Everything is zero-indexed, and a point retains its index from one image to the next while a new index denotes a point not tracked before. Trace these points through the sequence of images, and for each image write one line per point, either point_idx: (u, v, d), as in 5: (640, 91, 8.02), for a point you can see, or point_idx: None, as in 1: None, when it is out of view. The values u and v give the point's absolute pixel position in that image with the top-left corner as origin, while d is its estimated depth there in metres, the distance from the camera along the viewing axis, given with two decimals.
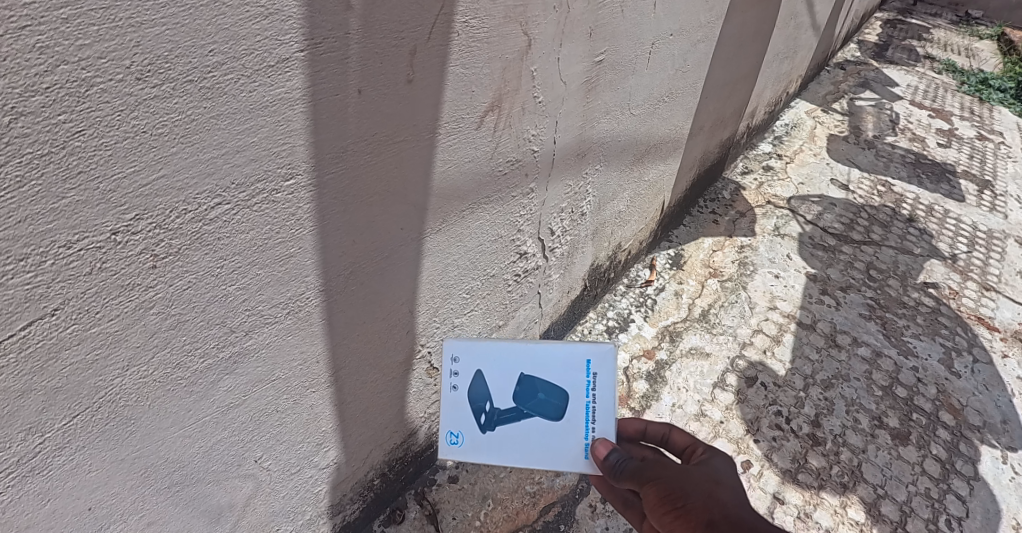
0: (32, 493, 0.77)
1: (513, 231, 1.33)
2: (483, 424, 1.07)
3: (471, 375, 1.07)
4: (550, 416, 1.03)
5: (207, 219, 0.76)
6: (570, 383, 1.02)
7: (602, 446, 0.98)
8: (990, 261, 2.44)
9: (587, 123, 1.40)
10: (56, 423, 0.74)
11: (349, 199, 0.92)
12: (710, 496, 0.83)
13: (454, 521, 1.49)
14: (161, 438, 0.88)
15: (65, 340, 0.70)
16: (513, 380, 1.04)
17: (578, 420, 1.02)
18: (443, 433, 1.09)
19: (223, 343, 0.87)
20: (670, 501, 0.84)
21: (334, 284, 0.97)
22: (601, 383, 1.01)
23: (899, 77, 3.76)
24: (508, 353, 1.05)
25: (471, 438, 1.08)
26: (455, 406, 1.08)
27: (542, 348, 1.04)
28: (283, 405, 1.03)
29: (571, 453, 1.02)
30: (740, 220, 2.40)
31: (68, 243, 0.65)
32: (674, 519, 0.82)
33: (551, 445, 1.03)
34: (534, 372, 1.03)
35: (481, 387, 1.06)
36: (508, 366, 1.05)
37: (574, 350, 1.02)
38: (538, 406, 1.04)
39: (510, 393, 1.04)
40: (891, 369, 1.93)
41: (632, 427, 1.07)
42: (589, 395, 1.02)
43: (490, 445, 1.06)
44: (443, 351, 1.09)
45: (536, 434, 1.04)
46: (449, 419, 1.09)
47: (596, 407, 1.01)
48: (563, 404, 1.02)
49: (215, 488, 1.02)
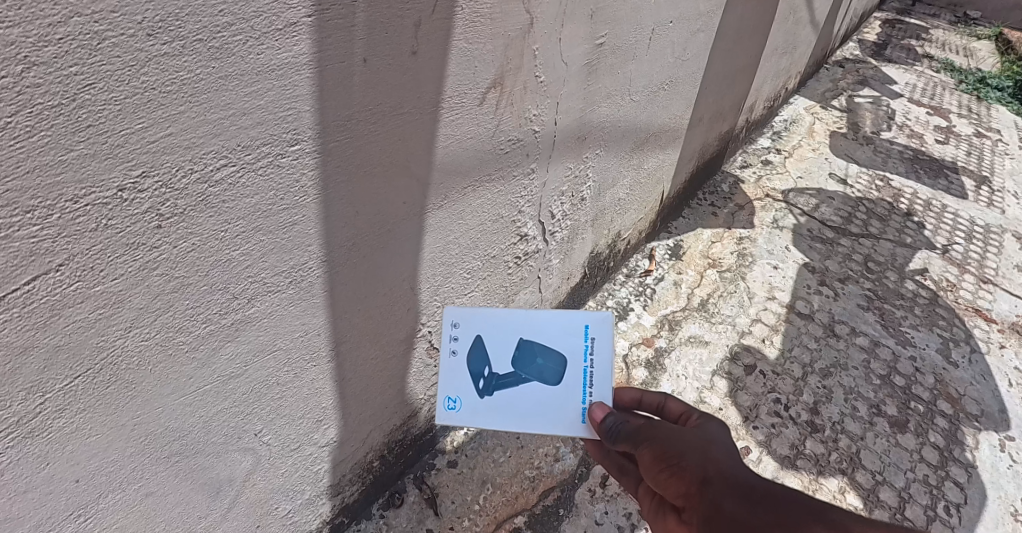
0: (32, 456, 0.76)
1: (513, 212, 1.35)
2: (481, 389, 1.08)
3: (471, 341, 1.10)
4: (547, 380, 1.05)
5: (213, 181, 0.77)
6: (568, 348, 1.05)
7: (599, 409, 0.99)
8: (987, 255, 2.45)
9: (588, 106, 1.41)
10: (57, 384, 0.74)
11: (353, 170, 0.93)
12: (705, 455, 0.81)
13: (453, 505, 1.48)
14: (162, 405, 0.88)
15: (69, 298, 0.71)
16: (512, 345, 1.07)
17: (576, 384, 1.04)
18: (440, 399, 1.09)
19: (225, 310, 0.88)
20: (664, 460, 0.82)
21: (336, 255, 0.98)
22: (599, 348, 1.04)
23: (897, 75, 3.79)
24: (508, 319, 1.08)
25: (469, 405, 1.08)
26: (454, 372, 1.09)
27: (541, 314, 1.08)
28: (284, 378, 1.04)
29: (568, 418, 1.03)
30: (739, 212, 2.42)
31: (75, 197, 0.66)
32: (669, 478, 0.81)
33: (548, 410, 1.04)
34: (533, 337, 1.07)
35: (480, 352, 1.08)
36: (508, 332, 1.08)
37: (573, 316, 1.07)
38: (536, 371, 1.06)
39: (508, 358, 1.07)
40: (889, 359, 1.94)
41: (627, 396, 1.05)
42: (587, 360, 1.04)
43: (486, 411, 1.06)
44: (443, 318, 1.12)
45: (534, 399, 1.05)
46: (447, 385, 1.09)
47: (593, 372, 1.04)
48: (561, 368, 1.04)
49: (216, 461, 1.02)
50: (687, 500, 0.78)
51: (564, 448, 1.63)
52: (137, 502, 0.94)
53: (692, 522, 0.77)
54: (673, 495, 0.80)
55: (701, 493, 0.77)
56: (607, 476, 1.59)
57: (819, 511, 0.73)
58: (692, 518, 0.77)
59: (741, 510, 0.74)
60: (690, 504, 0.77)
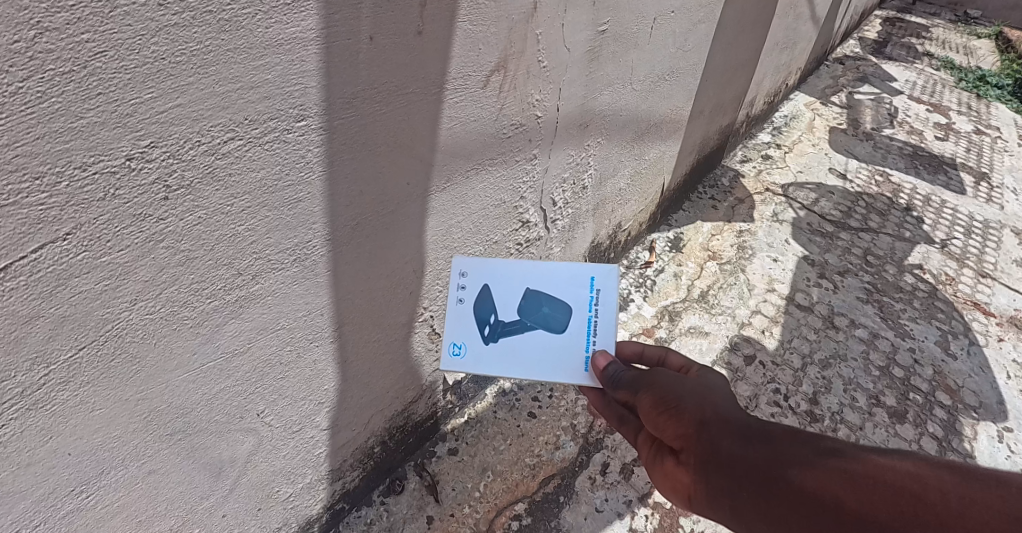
0: (35, 429, 0.76)
1: (515, 198, 1.37)
2: (487, 336, 1.12)
3: (479, 291, 1.15)
4: (553, 327, 1.11)
5: (220, 154, 0.77)
6: (574, 298, 1.13)
7: (602, 356, 1.04)
8: (986, 249, 2.47)
9: (590, 93, 1.42)
10: (62, 355, 0.74)
11: (357, 149, 0.94)
12: (703, 399, 0.86)
13: (454, 492, 1.49)
14: (165, 381, 0.88)
15: (75, 268, 0.71)
16: (520, 294, 1.14)
17: (581, 333, 1.10)
18: (445, 347, 1.13)
19: (230, 286, 0.88)
20: (664, 404, 0.87)
21: (340, 234, 0.99)
22: (604, 297, 1.12)
23: (897, 73, 3.80)
24: (516, 272, 1.17)
25: (473, 351, 1.12)
26: (460, 320, 1.14)
27: (548, 268, 1.17)
28: (286, 358, 1.04)
29: (572, 363, 1.08)
30: (739, 206, 2.43)
31: (84, 165, 0.66)
32: (667, 420, 0.86)
33: (553, 356, 1.09)
34: (541, 287, 1.15)
35: (488, 299, 1.14)
36: (516, 283, 1.16)
37: (579, 270, 1.16)
38: (542, 319, 1.12)
39: (516, 306, 1.13)
40: (888, 350, 1.95)
41: (629, 349, 1.11)
42: (592, 309, 1.12)
43: (492, 357, 1.10)
44: (453, 268, 1.18)
45: (539, 346, 1.11)
46: (453, 333, 1.13)
47: (597, 321, 1.11)
48: (567, 316, 1.12)
49: (218, 440, 1.02)
50: (685, 441, 0.82)
51: (564, 436, 1.63)
52: (139, 481, 0.93)
53: (689, 462, 0.81)
54: (671, 437, 0.85)
55: (699, 434, 0.81)
56: (607, 464, 1.59)
57: (815, 442, 0.77)
58: (689, 458, 0.81)
59: (737, 448, 0.78)
60: (688, 444, 0.82)
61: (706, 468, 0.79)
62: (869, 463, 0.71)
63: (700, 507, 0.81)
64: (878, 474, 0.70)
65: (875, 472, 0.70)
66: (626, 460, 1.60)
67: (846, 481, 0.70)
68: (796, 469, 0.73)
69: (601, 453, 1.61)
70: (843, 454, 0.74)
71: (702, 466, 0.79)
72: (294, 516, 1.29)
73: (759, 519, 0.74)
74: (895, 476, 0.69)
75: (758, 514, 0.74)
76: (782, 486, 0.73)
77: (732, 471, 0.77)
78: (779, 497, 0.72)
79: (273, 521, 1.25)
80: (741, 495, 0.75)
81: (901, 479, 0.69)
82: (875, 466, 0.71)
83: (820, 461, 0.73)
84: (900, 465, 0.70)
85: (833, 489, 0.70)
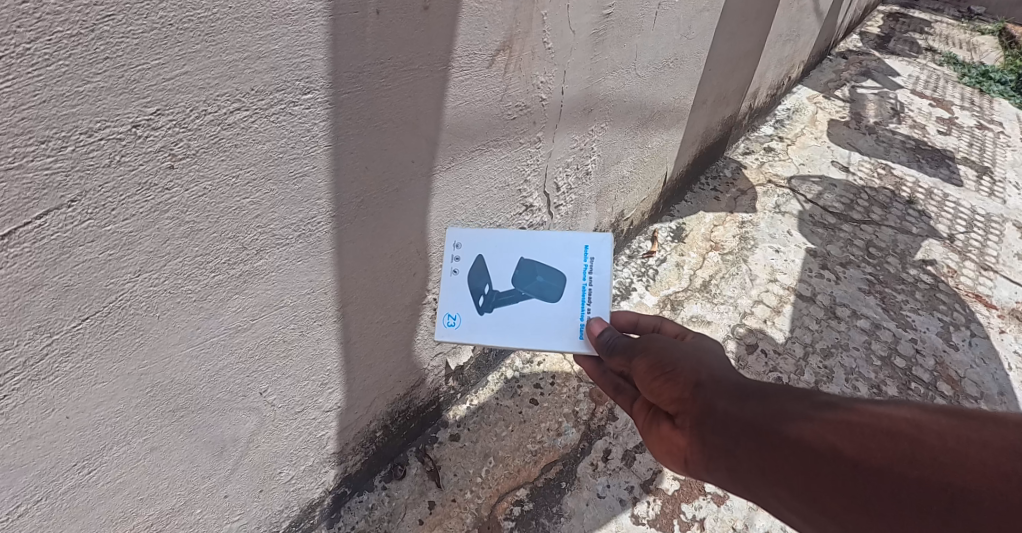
0: (37, 401, 0.76)
1: (519, 181, 1.37)
2: (482, 306, 1.15)
3: (474, 261, 1.18)
4: (548, 296, 1.14)
5: (226, 124, 0.77)
6: (569, 267, 1.15)
7: (597, 323, 1.09)
8: (988, 243, 2.47)
9: (594, 77, 1.41)
10: (65, 325, 0.74)
11: (362, 124, 0.93)
12: (699, 362, 0.87)
13: (455, 478, 1.48)
14: (168, 355, 0.88)
15: (79, 236, 0.70)
16: (514, 264, 1.16)
17: (575, 301, 1.13)
18: (441, 317, 1.17)
19: (234, 260, 0.88)
20: (659, 368, 0.88)
21: (345, 211, 0.99)
22: (598, 266, 1.14)
23: (900, 68, 3.80)
24: (510, 241, 1.18)
25: (468, 321, 1.15)
26: (455, 291, 1.17)
27: (543, 237, 1.18)
28: (290, 336, 1.04)
29: (566, 331, 1.12)
30: (741, 197, 2.43)
31: (89, 130, 0.66)
32: (662, 383, 0.87)
33: (547, 325, 1.13)
34: (535, 257, 1.16)
35: (482, 270, 1.17)
36: (510, 253, 1.18)
37: (573, 238, 1.17)
38: (536, 289, 1.15)
39: (510, 277, 1.15)
40: (889, 340, 1.96)
41: (624, 318, 1.12)
42: (586, 278, 1.14)
43: (486, 326, 1.14)
44: (446, 238, 1.19)
45: (533, 315, 1.14)
46: (448, 304, 1.16)
47: (591, 289, 1.13)
48: (561, 285, 1.14)
49: (220, 418, 1.01)
50: (680, 404, 0.84)
51: (566, 423, 1.63)
52: (141, 457, 0.93)
53: (685, 424, 0.82)
54: (667, 401, 0.86)
55: (694, 395, 0.82)
56: (609, 450, 1.59)
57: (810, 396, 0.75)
58: (684, 421, 0.82)
59: (730, 405, 0.78)
60: (683, 407, 0.83)
61: (701, 428, 0.79)
62: (865, 411, 0.69)
63: (697, 469, 0.82)
64: (873, 422, 0.68)
65: (870, 420, 0.68)
66: (627, 447, 1.60)
67: (840, 429, 0.68)
68: (789, 423, 0.72)
69: (603, 440, 1.61)
70: (838, 405, 0.72)
71: (697, 426, 0.80)
72: (296, 499, 1.29)
73: (755, 474, 0.73)
74: (890, 422, 0.67)
75: (753, 470, 0.73)
76: (775, 439, 0.72)
77: (726, 428, 0.77)
78: (773, 450, 0.72)
79: (275, 504, 1.24)
80: (735, 451, 0.75)
81: (897, 425, 0.66)
82: (870, 414, 0.69)
83: (814, 412, 0.72)
84: (896, 411, 0.68)
85: (827, 437, 0.68)
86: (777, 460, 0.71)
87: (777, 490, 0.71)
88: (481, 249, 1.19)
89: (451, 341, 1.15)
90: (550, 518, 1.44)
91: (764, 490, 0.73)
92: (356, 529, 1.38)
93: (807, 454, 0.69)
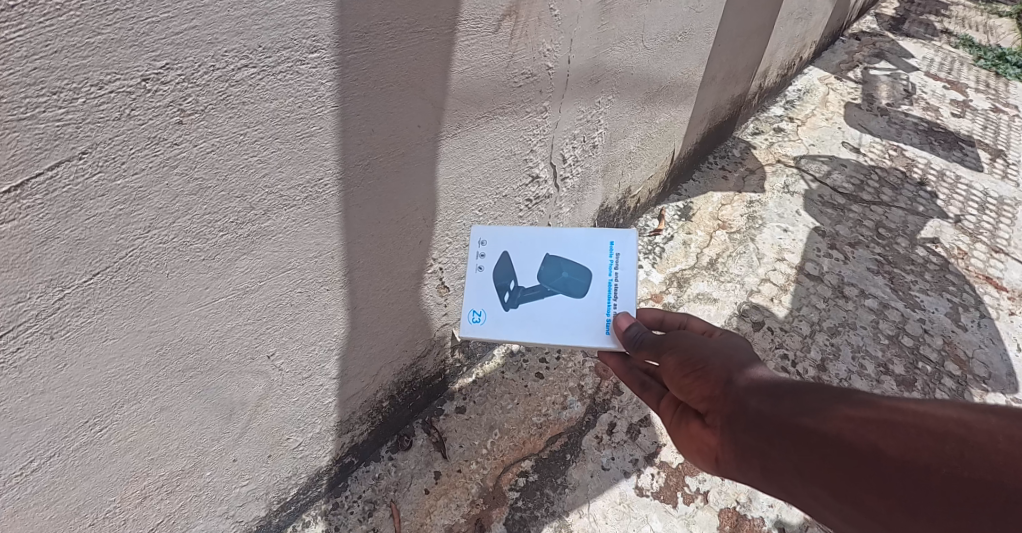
0: (49, 355, 0.77)
1: (525, 150, 1.37)
2: (507, 302, 1.18)
3: (498, 257, 1.22)
4: (573, 292, 1.16)
5: (234, 81, 0.77)
6: (594, 263, 1.18)
7: (624, 319, 1.08)
8: (1000, 226, 2.44)
9: (601, 48, 1.40)
10: (76, 279, 0.75)
11: (369, 85, 0.93)
12: (728, 359, 0.87)
13: (461, 449, 1.50)
14: (177, 314, 0.89)
15: (90, 189, 0.71)
16: (539, 259, 1.20)
17: (601, 296, 1.15)
18: (466, 314, 1.18)
19: (242, 220, 0.89)
20: (689, 366, 0.89)
21: (351, 173, 0.99)
22: (623, 260, 1.17)
23: (914, 50, 3.75)
24: (535, 239, 1.23)
25: (492, 318, 1.17)
26: (480, 287, 1.20)
27: (568, 236, 1.23)
28: (297, 299, 1.05)
29: (592, 327, 1.12)
30: (750, 177, 2.41)
31: (100, 82, 0.66)
32: (692, 381, 0.88)
33: (572, 321, 1.14)
34: (559, 253, 1.21)
35: (506, 267, 1.21)
36: (536, 250, 1.22)
37: (598, 236, 1.22)
38: (561, 284, 1.18)
39: (535, 273, 1.19)
40: (897, 320, 1.95)
41: (650, 316, 1.12)
42: (611, 273, 1.17)
43: (510, 322, 1.15)
44: (472, 237, 1.25)
45: (558, 310, 1.15)
46: (472, 300, 1.19)
47: (617, 285, 1.15)
48: (586, 280, 1.17)
49: (228, 381, 1.03)
50: (710, 402, 0.84)
51: (571, 397, 1.64)
52: (152, 416, 0.94)
53: (715, 423, 0.83)
54: (697, 399, 0.87)
55: (724, 394, 0.83)
56: (614, 424, 1.59)
57: (846, 394, 0.74)
58: (715, 420, 0.83)
59: (763, 404, 0.78)
60: (713, 406, 0.84)
61: (731, 427, 0.80)
62: (908, 409, 0.67)
63: (729, 467, 0.82)
64: (917, 421, 0.65)
65: (913, 419, 0.66)
66: (632, 420, 1.60)
67: (880, 428, 0.67)
68: (825, 421, 0.72)
69: (608, 414, 1.61)
70: (876, 402, 0.70)
71: (728, 425, 0.81)
72: (304, 467, 1.30)
73: (791, 475, 0.73)
74: (936, 421, 0.64)
75: (790, 470, 0.73)
76: (812, 440, 0.72)
77: (758, 427, 0.77)
78: (809, 450, 0.71)
79: (284, 470, 1.26)
80: (770, 452, 0.75)
81: (943, 424, 0.64)
82: (914, 413, 0.66)
83: (852, 411, 0.71)
84: (941, 410, 0.65)
85: (867, 437, 0.67)
86: (813, 460, 0.71)
87: (815, 491, 0.71)
88: (506, 245, 1.24)
89: (475, 337, 1.16)
90: (555, 489, 1.45)
91: (802, 490, 0.72)
92: (363, 497, 1.40)
93: (845, 453, 0.68)
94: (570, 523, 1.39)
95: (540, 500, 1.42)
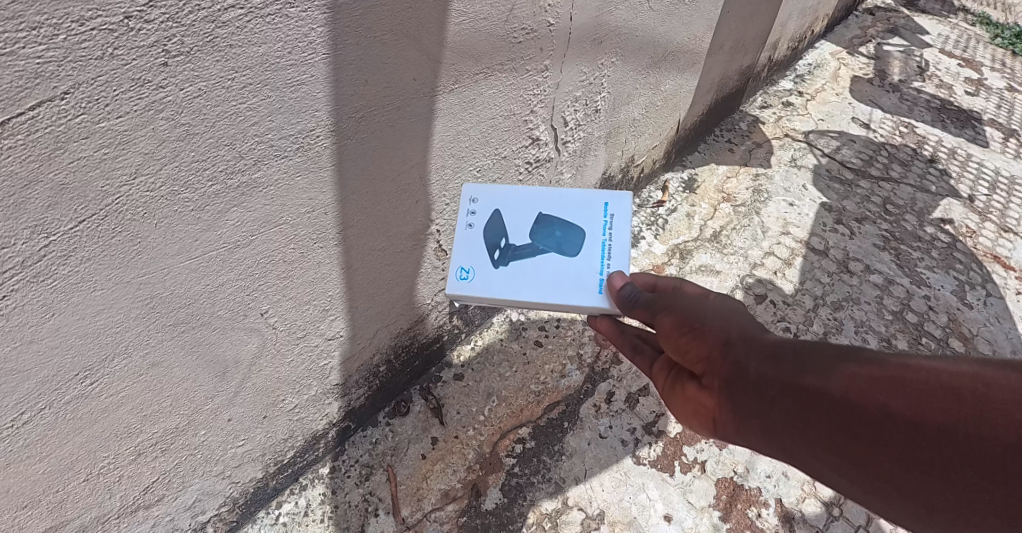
0: (35, 304, 0.76)
1: (525, 110, 1.34)
2: (497, 260, 1.14)
3: (489, 215, 1.20)
4: (566, 250, 1.14)
5: (220, 22, 0.74)
6: (587, 223, 1.18)
7: (618, 278, 1.07)
8: (1010, 205, 2.39)
9: (605, 7, 1.36)
10: (61, 226, 0.73)
11: (363, 32, 0.91)
12: (726, 319, 0.86)
13: (459, 415, 1.50)
14: (167, 267, 0.87)
15: (73, 131, 0.69)
16: (532, 219, 1.19)
17: (595, 255, 1.13)
18: (454, 271, 1.14)
19: (232, 170, 0.87)
20: (686, 325, 0.87)
21: (345, 124, 0.97)
22: (617, 221, 1.18)
23: (930, 26, 3.66)
24: (527, 199, 1.23)
25: (480, 275, 1.13)
26: (469, 245, 1.17)
27: (560, 197, 1.23)
28: (290, 256, 1.04)
29: (583, 286, 1.10)
30: (756, 150, 2.37)
31: (81, 19, 0.64)
32: (689, 341, 0.86)
33: (564, 280, 1.11)
34: (554, 213, 1.20)
35: (497, 225, 1.19)
36: (529, 210, 1.21)
37: (591, 196, 1.22)
38: (553, 244, 1.16)
39: (527, 232, 1.17)
40: (902, 296, 1.92)
41: (644, 280, 1.05)
42: (606, 234, 1.16)
43: (499, 278, 1.12)
44: (464, 195, 1.24)
45: (550, 269, 1.12)
46: (460, 258, 1.15)
47: (611, 245, 1.15)
48: (580, 240, 1.15)
49: (221, 337, 1.02)
50: (707, 363, 0.83)
51: (570, 365, 1.63)
52: (143, 372, 0.93)
53: (713, 384, 0.82)
54: (693, 360, 0.86)
55: (723, 355, 0.82)
56: (613, 392, 1.58)
57: (853, 353, 0.72)
58: (712, 380, 0.82)
59: (764, 365, 0.77)
60: (711, 367, 0.83)
61: (730, 388, 0.79)
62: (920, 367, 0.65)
63: (727, 429, 0.82)
64: (929, 379, 0.63)
65: (925, 377, 0.64)
66: (631, 389, 1.59)
67: (888, 387, 0.65)
68: (830, 380, 0.70)
69: (607, 382, 1.60)
70: (885, 361, 0.68)
71: (727, 386, 0.80)
72: (300, 430, 1.30)
73: (793, 436, 0.72)
74: (950, 378, 0.62)
75: (791, 431, 0.72)
76: (815, 399, 0.70)
77: (759, 389, 0.76)
78: (812, 410, 0.70)
79: (280, 431, 1.26)
80: (772, 414, 0.74)
81: (957, 382, 0.62)
82: (926, 370, 0.64)
83: (857, 369, 0.69)
84: (957, 367, 0.63)
85: (876, 397, 0.66)
86: (816, 419, 0.69)
87: (818, 453, 0.69)
88: (497, 205, 1.22)
89: (463, 294, 1.11)
90: (552, 456, 1.45)
91: (805, 452, 0.71)
92: (361, 461, 1.40)
93: (851, 413, 0.67)
94: (567, 489, 1.39)
95: (537, 467, 1.42)
